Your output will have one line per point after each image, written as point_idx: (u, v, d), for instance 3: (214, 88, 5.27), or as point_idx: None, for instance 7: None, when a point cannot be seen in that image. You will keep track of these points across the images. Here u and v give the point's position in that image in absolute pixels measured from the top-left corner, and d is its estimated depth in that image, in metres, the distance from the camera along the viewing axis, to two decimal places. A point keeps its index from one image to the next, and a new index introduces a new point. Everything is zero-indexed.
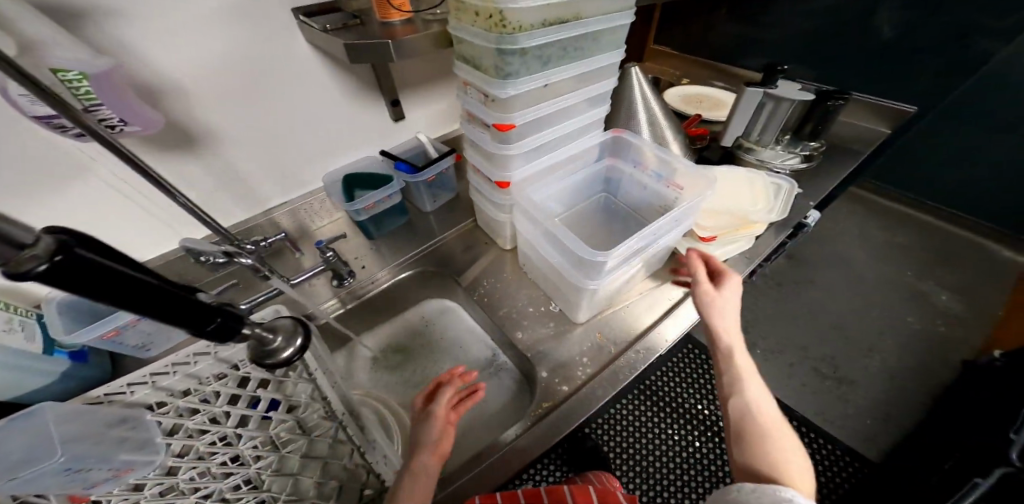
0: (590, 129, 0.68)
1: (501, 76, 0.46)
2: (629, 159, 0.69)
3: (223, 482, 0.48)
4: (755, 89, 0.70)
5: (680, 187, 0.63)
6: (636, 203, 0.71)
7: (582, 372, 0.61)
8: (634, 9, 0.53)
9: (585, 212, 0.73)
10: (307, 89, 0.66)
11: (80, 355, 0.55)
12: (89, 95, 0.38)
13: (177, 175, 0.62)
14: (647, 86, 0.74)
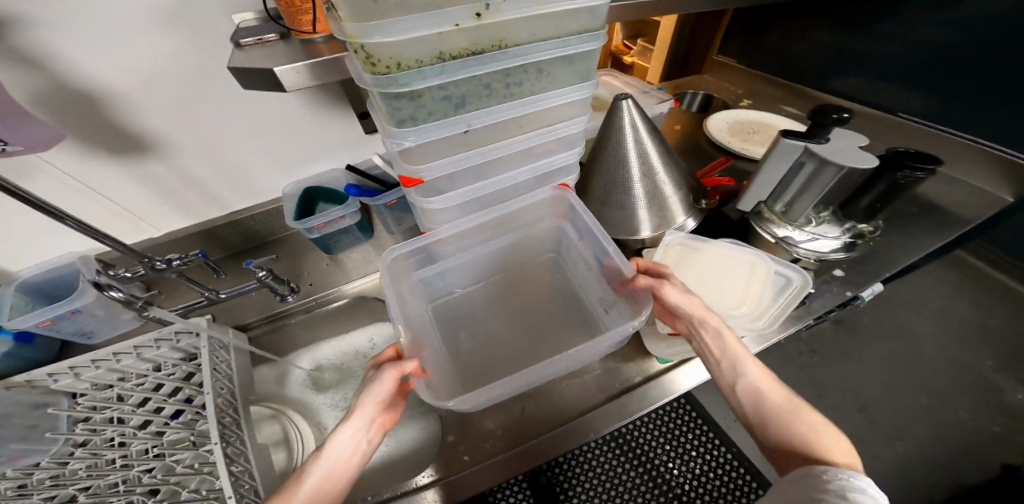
0: (530, 184, 0.55)
1: (395, 123, 0.38)
2: (579, 229, 0.56)
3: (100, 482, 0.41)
4: (794, 141, 0.48)
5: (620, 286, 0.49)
6: (584, 275, 0.59)
7: (489, 445, 0.57)
8: (594, 33, 0.39)
9: (522, 270, 0.63)
10: (257, 97, 0.63)
11: (26, 337, 0.56)
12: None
13: (131, 173, 0.64)
14: (644, 123, 0.56)
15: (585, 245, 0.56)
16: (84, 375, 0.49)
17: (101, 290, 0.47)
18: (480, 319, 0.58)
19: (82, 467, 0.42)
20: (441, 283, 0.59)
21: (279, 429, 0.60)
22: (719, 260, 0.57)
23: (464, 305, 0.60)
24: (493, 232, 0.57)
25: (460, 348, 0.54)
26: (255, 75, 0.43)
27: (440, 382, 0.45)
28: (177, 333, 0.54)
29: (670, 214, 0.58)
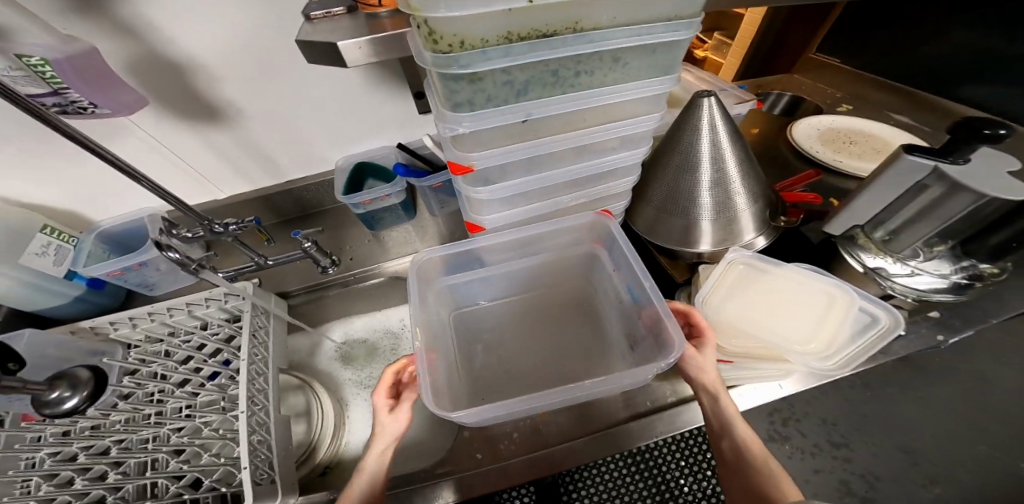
0: (569, 204, 0.53)
1: (451, 107, 0.35)
2: (616, 259, 0.54)
3: (136, 433, 0.49)
4: (921, 159, 0.39)
5: (651, 324, 0.47)
6: (613, 309, 0.57)
7: (505, 447, 0.57)
8: (689, 17, 0.34)
9: (548, 292, 0.61)
10: (320, 71, 0.63)
11: (98, 282, 0.65)
12: (55, 80, 0.40)
13: (203, 138, 0.68)
14: (725, 125, 0.49)
15: (619, 275, 0.54)
16: (140, 325, 0.60)
17: (161, 251, 0.49)
18: (499, 336, 0.57)
19: (121, 419, 0.51)
20: (465, 293, 0.59)
21: (303, 399, 0.65)
22: (788, 287, 0.51)
23: (484, 319, 0.59)
24: (524, 249, 0.56)
25: (474, 360, 0.55)
26: (317, 51, 0.43)
27: (445, 393, 0.45)
28: (218, 299, 0.61)
29: (739, 229, 0.52)
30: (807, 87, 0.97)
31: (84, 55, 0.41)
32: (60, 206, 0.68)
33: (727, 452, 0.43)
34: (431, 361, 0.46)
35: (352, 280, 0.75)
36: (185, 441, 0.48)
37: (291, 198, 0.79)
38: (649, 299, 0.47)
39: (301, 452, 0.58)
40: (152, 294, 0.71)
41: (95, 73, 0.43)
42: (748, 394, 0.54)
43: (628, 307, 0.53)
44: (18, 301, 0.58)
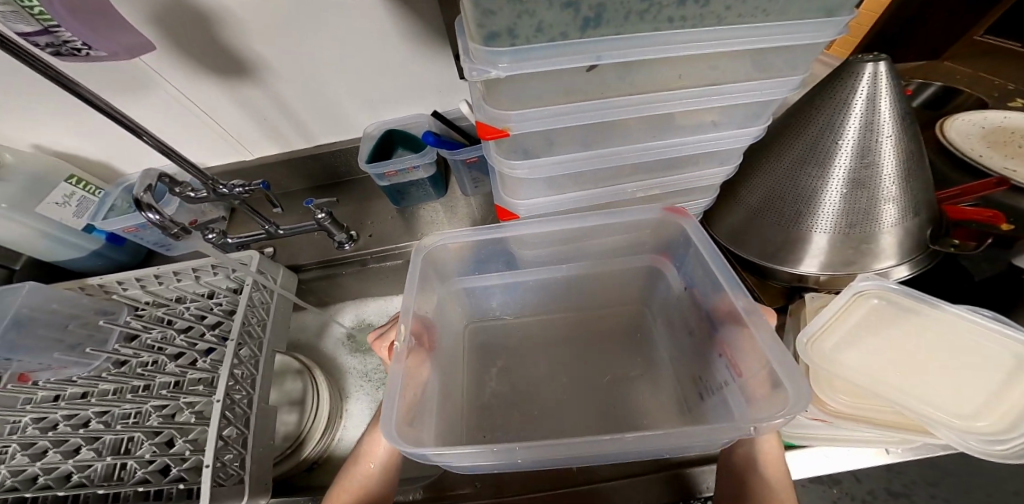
0: (632, 190, 0.41)
1: (483, 42, 0.24)
2: (693, 280, 0.41)
3: (120, 407, 0.54)
4: None
5: (734, 367, 0.34)
6: (678, 350, 0.44)
7: (512, 479, 0.48)
8: None
9: (592, 314, 0.50)
10: (350, 23, 0.54)
11: (118, 237, 0.65)
12: (45, 17, 0.31)
13: (225, 95, 0.61)
14: (891, 101, 0.34)
15: (691, 296, 0.42)
16: (148, 287, 0.65)
17: (139, 209, 0.44)
18: (522, 358, 0.47)
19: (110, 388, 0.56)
20: (486, 298, 0.49)
21: (300, 386, 0.65)
22: (950, 335, 0.36)
23: (508, 336, 0.49)
24: (569, 254, 0.45)
25: (484, 384, 0.45)
26: None
27: (426, 416, 0.35)
28: (224, 266, 0.63)
29: (874, 252, 0.39)
30: (965, 78, 0.78)
31: None
32: (85, 157, 0.66)
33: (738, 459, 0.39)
34: (416, 366, 0.36)
35: (369, 260, 0.69)
36: (159, 424, 0.49)
37: (315, 165, 0.73)
38: (735, 326, 0.34)
39: (287, 446, 0.60)
40: (171, 254, 0.71)
41: (92, 10, 0.34)
42: (821, 459, 0.42)
43: (700, 345, 0.40)
44: (34, 249, 0.59)
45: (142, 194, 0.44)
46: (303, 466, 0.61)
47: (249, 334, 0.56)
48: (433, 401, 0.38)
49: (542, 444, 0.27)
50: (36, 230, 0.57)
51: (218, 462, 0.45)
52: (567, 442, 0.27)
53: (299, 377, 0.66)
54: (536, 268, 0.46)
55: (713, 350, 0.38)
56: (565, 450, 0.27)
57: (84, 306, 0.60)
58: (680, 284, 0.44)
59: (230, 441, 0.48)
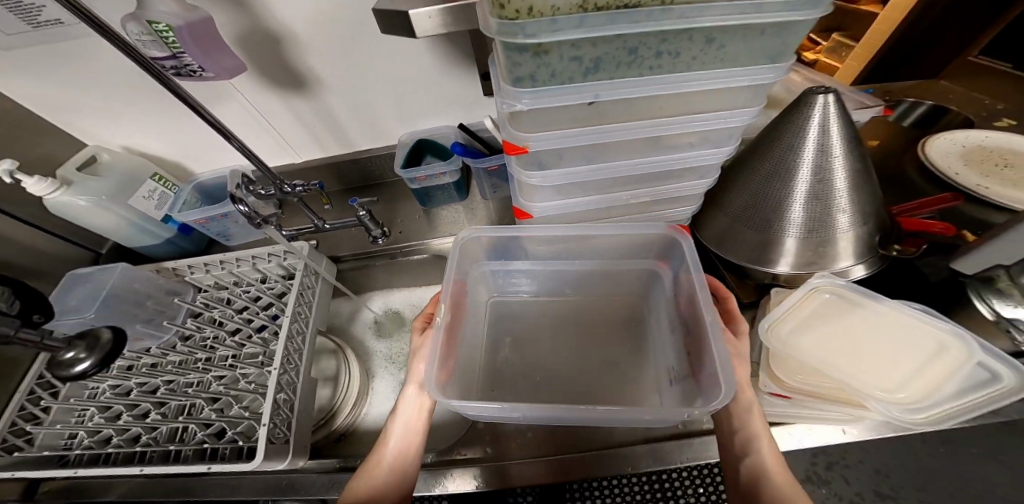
0: (632, 200, 0.50)
1: (511, 83, 0.33)
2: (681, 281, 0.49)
3: (185, 377, 0.64)
4: None
5: (693, 365, 0.44)
6: (666, 334, 0.52)
7: (517, 444, 0.58)
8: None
9: (595, 304, 0.58)
10: (396, 49, 0.64)
11: (186, 228, 0.76)
12: (175, 45, 0.42)
13: (283, 108, 0.72)
14: (842, 128, 0.41)
15: (676, 300, 0.50)
16: (213, 272, 0.75)
17: (234, 203, 0.55)
18: (532, 336, 0.55)
19: (178, 359, 0.66)
20: (505, 285, 0.58)
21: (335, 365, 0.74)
22: (884, 325, 0.44)
23: (521, 314, 0.57)
24: (576, 251, 0.53)
25: (497, 355, 0.54)
26: (388, 16, 0.41)
27: (449, 372, 0.45)
28: (279, 255, 0.73)
29: (834, 254, 0.46)
30: (957, 97, 0.85)
31: (203, 24, 0.42)
32: (161, 158, 0.77)
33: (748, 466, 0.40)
34: (448, 350, 0.46)
35: (397, 252, 0.79)
36: (221, 391, 0.60)
37: (355, 168, 0.83)
38: (699, 331, 0.43)
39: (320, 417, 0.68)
40: (228, 244, 0.81)
41: (209, 39, 0.44)
42: (791, 438, 0.48)
43: (680, 337, 0.49)
44: (120, 236, 0.69)
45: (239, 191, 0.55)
46: (331, 437, 0.69)
47: (297, 315, 0.66)
48: (456, 366, 0.47)
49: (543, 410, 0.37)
50: (125, 219, 0.67)
51: (272, 423, 0.55)
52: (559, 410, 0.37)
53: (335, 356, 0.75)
54: (549, 269, 0.55)
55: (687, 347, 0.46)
56: (563, 415, 0.37)
57: (158, 286, 0.70)
58: (674, 284, 0.51)
59: (280, 407, 0.57)
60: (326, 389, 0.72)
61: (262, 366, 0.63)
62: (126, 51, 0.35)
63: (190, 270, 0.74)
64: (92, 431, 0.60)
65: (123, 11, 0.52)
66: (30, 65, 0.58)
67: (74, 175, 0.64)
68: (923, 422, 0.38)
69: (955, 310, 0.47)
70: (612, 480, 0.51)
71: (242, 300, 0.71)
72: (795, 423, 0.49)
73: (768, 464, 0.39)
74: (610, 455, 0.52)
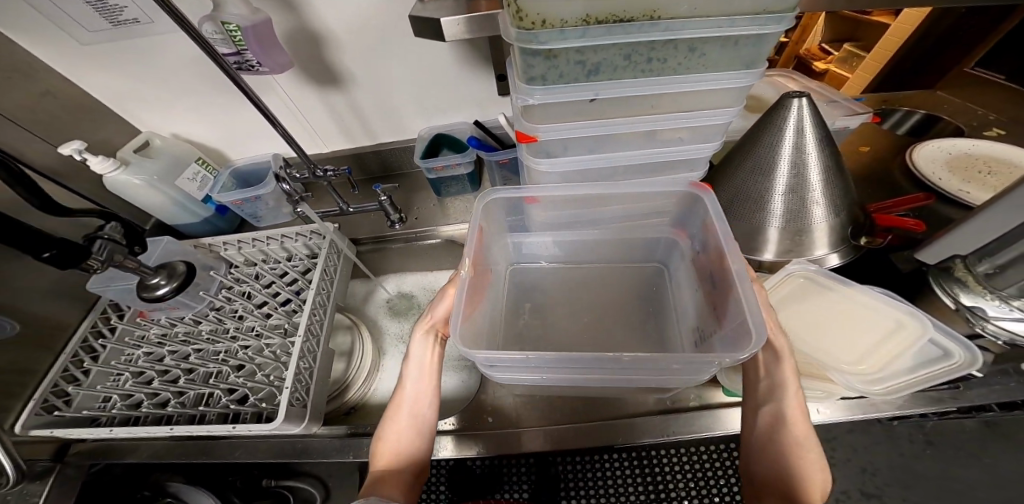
0: (655, 172, 0.53)
1: (526, 81, 0.39)
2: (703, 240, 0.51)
3: (213, 346, 0.69)
4: None
5: (721, 317, 0.45)
6: (686, 299, 0.55)
7: (526, 417, 0.61)
8: (788, 14, 0.32)
9: (610, 273, 0.62)
10: (423, 50, 0.71)
11: (222, 209, 0.82)
12: (241, 43, 0.49)
13: (318, 104, 0.79)
14: (815, 129, 0.47)
15: (701, 256, 0.51)
16: (244, 249, 0.81)
17: (277, 182, 0.64)
18: (549, 301, 0.60)
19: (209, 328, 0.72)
20: (526, 253, 0.62)
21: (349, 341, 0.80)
22: (851, 308, 0.49)
23: (538, 281, 0.62)
24: (591, 220, 0.57)
25: (520, 315, 0.59)
26: (423, 22, 0.48)
27: (471, 317, 0.48)
28: (307, 236, 0.80)
29: (810, 243, 0.51)
30: (952, 106, 0.86)
31: (265, 25, 0.49)
32: (203, 145, 0.84)
33: (765, 418, 0.41)
34: (472, 304, 0.48)
35: (413, 238, 0.85)
36: (247, 357, 0.65)
37: (377, 159, 0.89)
38: (727, 279, 0.44)
39: (333, 389, 0.73)
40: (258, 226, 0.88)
41: (268, 38, 0.51)
42: None
43: (700, 296, 0.51)
44: (165, 214, 0.76)
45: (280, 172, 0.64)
46: (341, 409, 0.74)
47: (320, 290, 0.72)
48: (480, 321, 0.51)
49: (569, 356, 0.39)
50: (171, 198, 0.74)
51: (293, 390, 0.61)
52: (586, 356, 0.39)
53: (353, 335, 0.80)
54: (569, 237, 0.60)
55: (711, 304, 0.48)
56: (594, 359, 0.39)
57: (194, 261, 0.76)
58: (693, 249, 0.54)
59: (297, 371, 0.62)
60: (342, 363, 0.79)
61: (284, 339, 0.69)
62: (205, 46, 0.41)
63: (224, 246, 0.80)
64: (124, 395, 0.65)
65: (187, 11, 0.59)
66: (102, 57, 0.65)
67: (131, 156, 0.71)
68: (880, 394, 0.44)
69: (919, 297, 0.52)
70: (604, 454, 0.56)
71: (269, 274, 0.77)
72: None
73: (789, 415, 0.39)
74: (602, 430, 0.57)
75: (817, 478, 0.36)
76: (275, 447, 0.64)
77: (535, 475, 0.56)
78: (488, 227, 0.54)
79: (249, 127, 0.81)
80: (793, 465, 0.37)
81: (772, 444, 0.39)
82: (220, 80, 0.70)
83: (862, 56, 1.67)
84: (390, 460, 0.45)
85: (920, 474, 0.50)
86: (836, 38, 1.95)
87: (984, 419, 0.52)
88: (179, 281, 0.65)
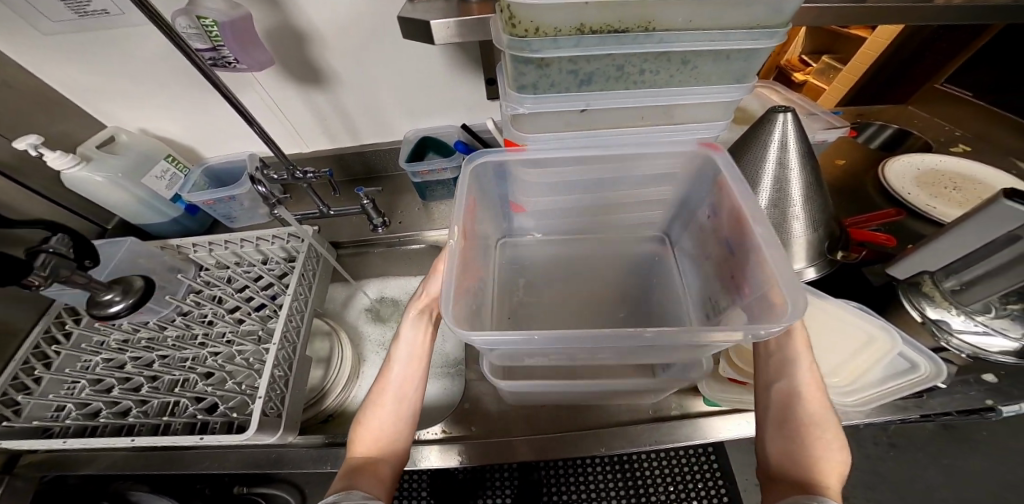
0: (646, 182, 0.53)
1: (516, 88, 0.38)
2: (713, 207, 0.47)
3: (180, 353, 0.66)
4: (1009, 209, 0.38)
5: (742, 291, 0.41)
6: (692, 277, 0.54)
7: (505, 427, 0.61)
8: (780, 32, 0.32)
9: (611, 248, 0.60)
10: (411, 51, 0.69)
11: (193, 209, 0.78)
12: (217, 39, 0.46)
13: (301, 101, 0.76)
14: (799, 145, 0.48)
15: (714, 226, 0.48)
16: (215, 251, 0.77)
17: (252, 184, 0.60)
18: (546, 278, 0.59)
19: (176, 333, 0.68)
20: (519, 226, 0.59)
21: (327, 348, 0.77)
22: (826, 321, 0.50)
23: (534, 257, 0.60)
24: (590, 195, 0.54)
25: (514, 293, 0.57)
26: (413, 25, 0.46)
27: (461, 300, 0.43)
28: (284, 239, 0.76)
29: (789, 256, 0.52)
30: (923, 123, 0.90)
31: (245, 22, 0.47)
32: (173, 141, 0.80)
33: (775, 398, 0.39)
34: (464, 276, 0.45)
35: (396, 242, 0.83)
36: (218, 364, 0.61)
37: (360, 159, 0.86)
38: (744, 250, 0.41)
39: (311, 397, 0.70)
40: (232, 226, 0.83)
41: (248, 35, 0.48)
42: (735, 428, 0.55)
43: (712, 269, 0.49)
44: (129, 214, 0.71)
45: (257, 174, 0.61)
46: (318, 417, 0.70)
47: (297, 296, 0.69)
48: (472, 299, 0.47)
49: (581, 334, 0.34)
50: (137, 198, 0.69)
51: (268, 396, 0.57)
52: (593, 334, 0.34)
53: (331, 341, 0.77)
54: (568, 209, 0.56)
55: (724, 274, 0.46)
56: (596, 340, 0.34)
57: (163, 263, 0.71)
58: (699, 222, 0.52)
59: (272, 376, 0.59)
60: (319, 370, 0.75)
61: (257, 346, 0.65)
62: (178, 42, 0.39)
63: (194, 249, 0.76)
64: (80, 404, 0.60)
65: (159, 4, 0.55)
66: (64, 48, 0.61)
67: (93, 153, 0.67)
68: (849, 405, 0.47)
69: (889, 310, 0.54)
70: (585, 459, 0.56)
71: (242, 277, 0.73)
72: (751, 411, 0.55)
73: (804, 391, 0.38)
74: (584, 438, 0.56)
75: (832, 458, 0.34)
76: (248, 458, 0.60)
77: (518, 480, 0.56)
78: (478, 199, 0.50)
79: (225, 125, 0.77)
80: (807, 448, 0.35)
81: (786, 423, 0.37)
82: (193, 75, 0.67)
83: (841, 69, 1.73)
84: (371, 448, 0.42)
85: (887, 479, 0.52)
86: (816, 50, 2.01)
87: (948, 426, 0.54)
88: (133, 298, 0.58)
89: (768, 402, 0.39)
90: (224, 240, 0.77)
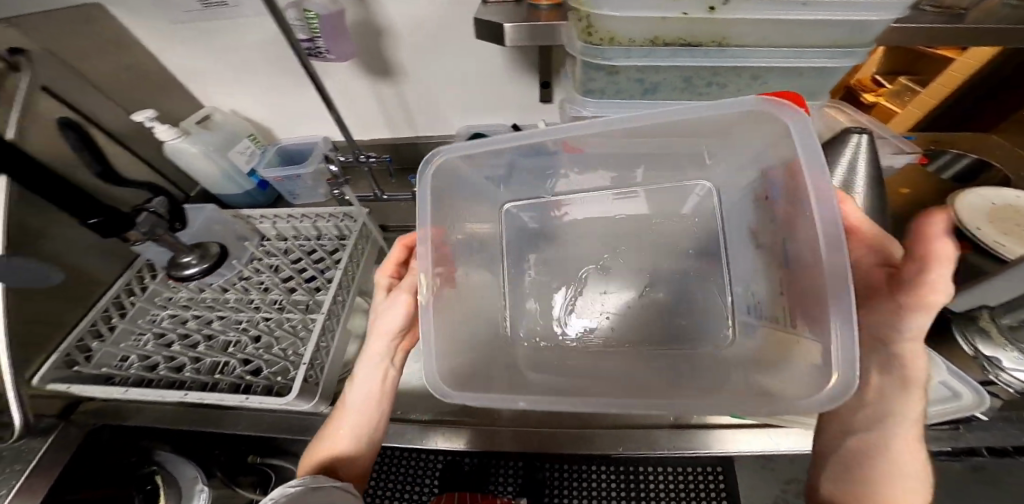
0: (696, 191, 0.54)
1: (583, 92, 0.41)
2: (775, 190, 0.39)
3: (237, 315, 0.71)
4: None
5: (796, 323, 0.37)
6: (746, 256, 0.47)
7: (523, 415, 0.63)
8: (854, 53, 0.34)
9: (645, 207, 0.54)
10: (475, 51, 0.73)
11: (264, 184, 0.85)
12: (316, 31, 0.52)
13: (370, 91, 0.81)
14: (861, 166, 0.47)
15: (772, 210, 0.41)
16: (277, 224, 0.82)
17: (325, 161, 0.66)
18: (570, 236, 0.56)
19: (234, 297, 0.74)
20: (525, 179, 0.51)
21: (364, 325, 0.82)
22: None
23: (551, 209, 0.54)
24: (617, 153, 0.46)
25: (535, 257, 0.55)
26: (489, 28, 0.50)
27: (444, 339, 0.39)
28: (338, 219, 0.81)
29: None
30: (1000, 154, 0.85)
31: (339, 16, 0.53)
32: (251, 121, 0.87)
33: (856, 437, 0.38)
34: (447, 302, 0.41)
35: None
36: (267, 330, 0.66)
37: (413, 149, 0.91)
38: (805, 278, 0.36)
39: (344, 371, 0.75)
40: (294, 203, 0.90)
41: (340, 28, 0.54)
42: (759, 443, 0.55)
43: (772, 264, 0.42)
44: (213, 184, 0.79)
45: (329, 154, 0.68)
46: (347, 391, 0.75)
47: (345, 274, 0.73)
48: (467, 314, 0.44)
49: (598, 405, 0.32)
50: (221, 170, 0.77)
51: (309, 366, 0.62)
52: (608, 405, 0.32)
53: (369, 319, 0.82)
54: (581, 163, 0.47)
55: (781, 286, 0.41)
56: (624, 408, 0.32)
57: (231, 231, 0.78)
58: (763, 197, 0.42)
59: (313, 349, 0.62)
60: (355, 346, 0.80)
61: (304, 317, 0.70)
62: (287, 32, 0.44)
63: (260, 220, 0.82)
64: (143, 356, 0.66)
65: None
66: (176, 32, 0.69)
67: (193, 128, 0.75)
68: None
69: (939, 343, 0.52)
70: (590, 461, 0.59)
71: (296, 252, 0.78)
72: (779, 428, 0.54)
73: (893, 434, 0.35)
74: (601, 436, 0.56)
75: (906, 498, 0.33)
76: (283, 423, 0.66)
77: (522, 478, 0.59)
78: (446, 224, 0.43)
79: (298, 109, 0.84)
80: (876, 483, 0.35)
81: (858, 462, 0.36)
82: (279, 62, 0.73)
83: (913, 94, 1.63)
84: (325, 460, 0.46)
85: None
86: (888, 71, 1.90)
87: (993, 470, 0.52)
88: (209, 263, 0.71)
89: (845, 439, 0.39)
90: (285, 214, 0.83)
